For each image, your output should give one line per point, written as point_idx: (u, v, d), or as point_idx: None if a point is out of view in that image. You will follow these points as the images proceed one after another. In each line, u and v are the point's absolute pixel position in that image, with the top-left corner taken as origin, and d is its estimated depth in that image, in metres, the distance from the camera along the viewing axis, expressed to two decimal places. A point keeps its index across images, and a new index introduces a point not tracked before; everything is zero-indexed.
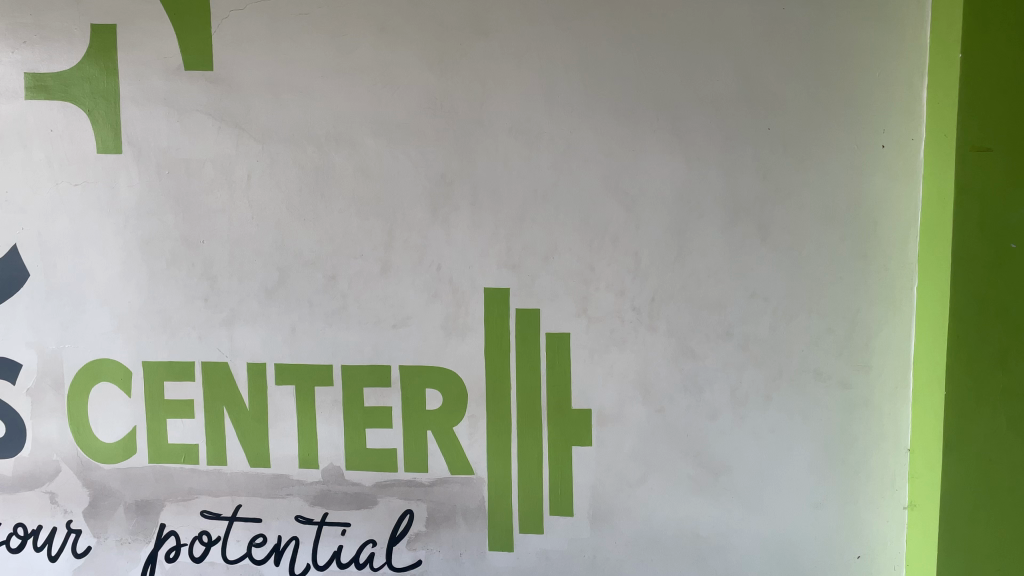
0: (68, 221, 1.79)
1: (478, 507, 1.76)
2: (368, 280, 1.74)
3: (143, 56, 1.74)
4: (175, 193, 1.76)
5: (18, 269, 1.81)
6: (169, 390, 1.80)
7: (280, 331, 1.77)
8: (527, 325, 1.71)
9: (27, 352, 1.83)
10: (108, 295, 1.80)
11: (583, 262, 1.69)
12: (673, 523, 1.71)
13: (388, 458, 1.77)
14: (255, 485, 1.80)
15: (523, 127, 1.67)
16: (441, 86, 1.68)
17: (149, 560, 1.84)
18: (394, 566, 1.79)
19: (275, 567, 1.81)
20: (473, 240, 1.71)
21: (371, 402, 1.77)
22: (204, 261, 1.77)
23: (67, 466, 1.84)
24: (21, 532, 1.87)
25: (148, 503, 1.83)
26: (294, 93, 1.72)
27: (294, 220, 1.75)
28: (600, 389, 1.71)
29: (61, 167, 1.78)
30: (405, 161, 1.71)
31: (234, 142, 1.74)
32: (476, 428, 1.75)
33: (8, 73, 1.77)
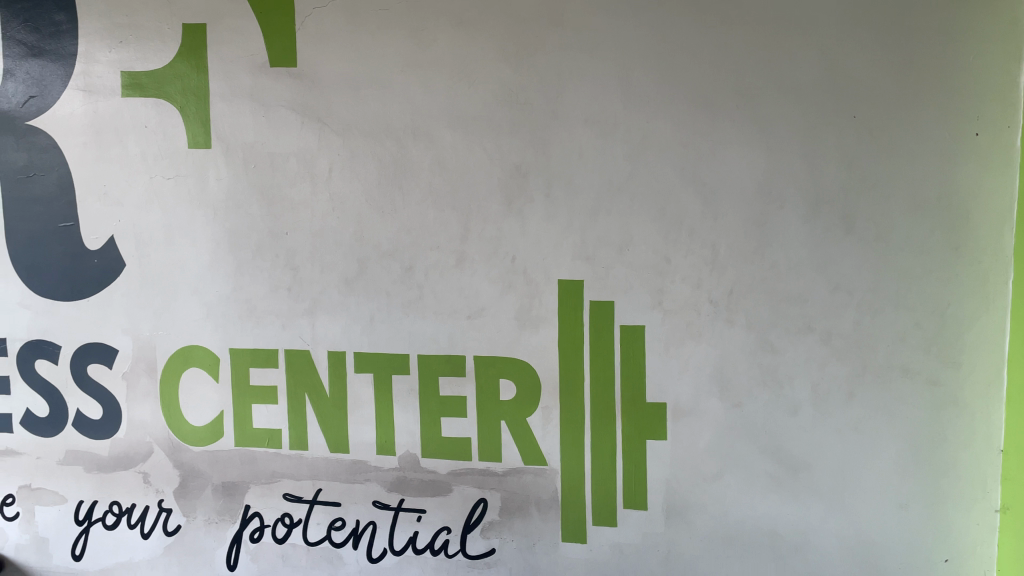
0: (160, 214, 1.87)
1: (552, 498, 1.76)
2: (444, 271, 1.77)
3: (230, 54, 1.80)
4: (261, 186, 1.82)
5: (114, 259, 1.90)
6: (254, 376, 1.87)
7: (360, 320, 1.81)
8: (601, 318, 1.71)
9: (123, 338, 1.92)
10: (197, 285, 1.87)
11: (659, 254, 1.68)
12: (750, 520, 1.69)
13: (463, 447, 1.79)
14: (335, 470, 1.85)
15: (599, 119, 1.66)
16: (518, 79, 1.69)
17: (234, 539, 1.91)
18: (468, 554, 1.81)
19: (353, 550, 1.85)
20: (548, 232, 1.71)
21: (447, 391, 1.79)
22: (288, 252, 1.83)
23: (159, 448, 1.93)
24: (116, 510, 1.97)
25: (233, 484, 1.90)
26: (374, 88, 1.75)
27: (372, 213, 1.78)
28: (675, 382, 1.70)
29: (154, 161, 1.86)
30: (481, 154, 1.72)
31: (316, 136, 1.78)
32: (550, 420, 1.75)
33: (106, 72, 1.86)
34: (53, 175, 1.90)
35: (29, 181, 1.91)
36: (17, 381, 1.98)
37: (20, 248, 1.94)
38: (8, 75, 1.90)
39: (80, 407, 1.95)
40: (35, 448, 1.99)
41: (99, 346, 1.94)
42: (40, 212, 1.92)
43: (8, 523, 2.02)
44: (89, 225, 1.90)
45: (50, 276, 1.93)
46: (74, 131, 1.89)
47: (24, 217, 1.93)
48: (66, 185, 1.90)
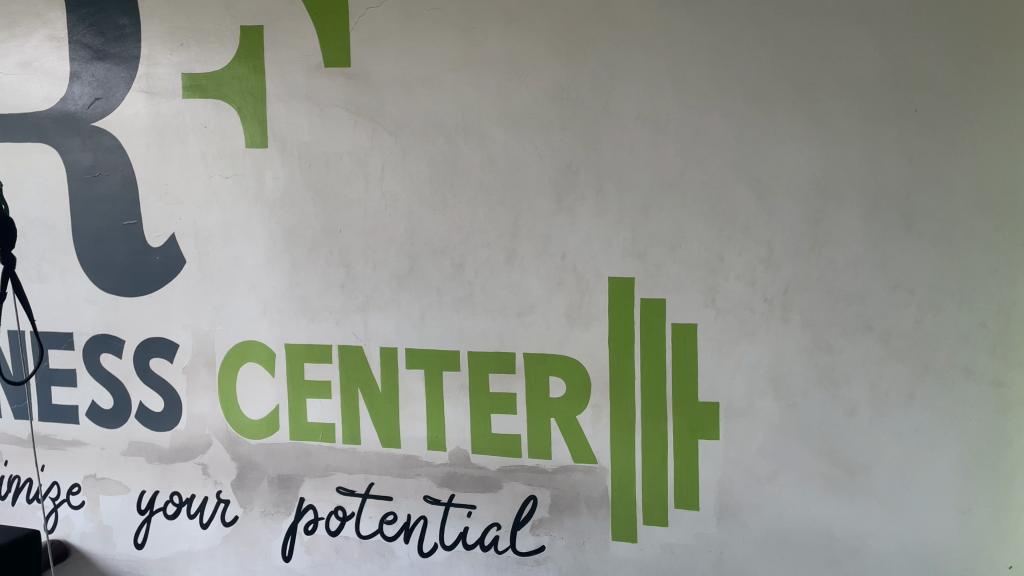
0: (218, 212, 1.91)
1: (602, 497, 1.76)
2: (495, 268, 1.77)
3: (286, 55, 1.83)
4: (315, 184, 1.85)
5: (175, 256, 1.96)
6: (308, 371, 1.90)
7: (411, 317, 1.83)
8: (653, 315, 1.69)
9: (183, 333, 1.98)
10: (254, 281, 1.91)
11: (712, 252, 1.65)
12: (805, 522, 1.66)
13: (513, 444, 1.80)
14: (386, 464, 1.88)
15: (651, 115, 1.65)
16: (569, 75, 1.68)
17: (289, 531, 1.95)
18: (518, 550, 1.81)
19: (405, 544, 1.87)
20: (599, 229, 1.71)
21: (497, 388, 1.80)
22: (341, 249, 1.85)
23: (217, 440, 1.98)
24: (176, 500, 2.02)
25: (288, 477, 1.94)
26: (425, 86, 1.76)
27: (424, 210, 1.80)
28: (728, 381, 1.67)
29: (212, 160, 1.90)
30: (531, 151, 1.72)
31: (369, 135, 1.81)
32: (600, 418, 1.75)
33: (167, 74, 1.91)
34: (118, 175, 1.97)
35: (94, 181, 1.98)
36: (84, 374, 2.05)
37: (86, 246, 2.01)
38: (75, 78, 1.97)
39: (143, 399, 2.02)
40: (100, 438, 2.06)
41: (160, 341, 1.99)
42: (105, 211, 1.98)
43: (75, 512, 2.10)
44: (151, 223, 1.96)
45: (114, 272, 2.00)
46: (137, 132, 1.95)
47: (90, 216, 1.99)
48: (130, 185, 1.96)
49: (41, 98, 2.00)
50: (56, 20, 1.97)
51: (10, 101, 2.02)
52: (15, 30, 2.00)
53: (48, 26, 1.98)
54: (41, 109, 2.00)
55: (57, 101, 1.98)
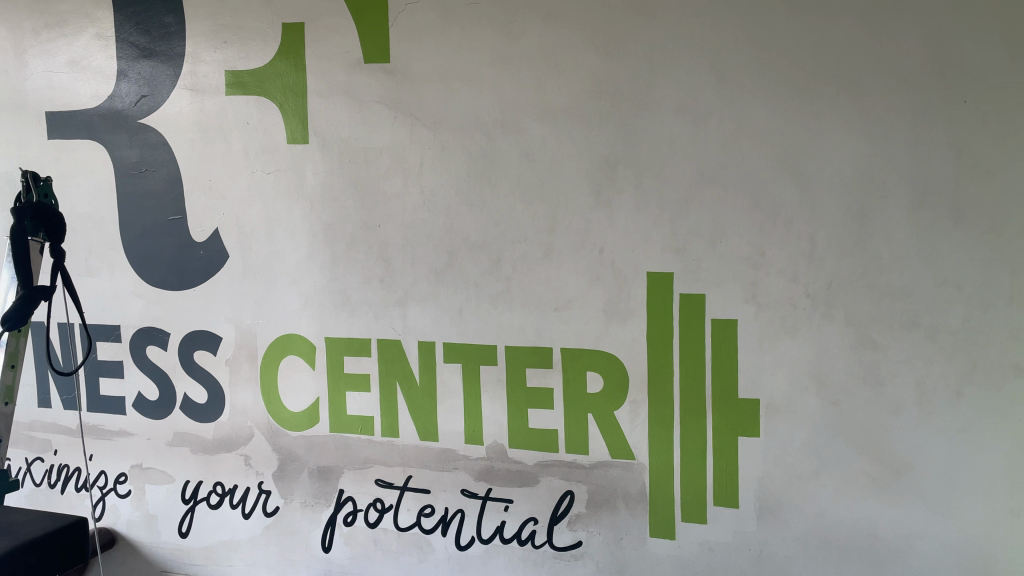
0: (260, 207, 1.94)
1: (640, 493, 1.75)
2: (532, 263, 1.77)
3: (327, 51, 1.85)
4: (355, 180, 1.87)
5: (218, 250, 1.99)
6: (348, 364, 1.92)
7: (449, 312, 1.84)
8: (692, 311, 1.68)
9: (226, 326, 2.01)
10: (295, 276, 1.94)
11: (753, 246, 1.63)
12: (847, 522, 1.63)
13: (550, 439, 1.79)
14: (424, 457, 1.89)
15: (691, 108, 1.63)
16: (608, 69, 1.67)
17: (328, 522, 1.97)
18: (555, 545, 1.81)
19: (442, 537, 1.89)
20: (637, 224, 1.69)
21: (534, 382, 1.80)
22: (380, 244, 1.87)
23: (259, 432, 2.01)
24: (220, 490, 2.06)
25: (328, 469, 1.96)
26: (464, 81, 1.77)
27: (462, 205, 1.80)
28: (769, 378, 1.65)
29: (255, 156, 1.93)
30: (570, 146, 1.72)
31: (408, 130, 1.82)
32: (638, 413, 1.74)
33: (211, 71, 1.94)
34: (163, 171, 2.01)
35: (141, 177, 2.02)
36: (130, 366, 2.10)
37: (133, 240, 2.05)
38: (122, 76, 2.01)
39: (187, 391, 2.06)
40: (146, 429, 2.11)
41: (204, 334, 2.03)
42: (151, 206, 2.02)
43: (122, 500, 2.15)
44: (196, 218, 2.00)
45: (160, 267, 2.04)
46: (182, 128, 1.98)
47: (137, 211, 2.04)
48: (175, 180, 2.00)
49: (90, 96, 2.04)
50: (104, 19, 2.01)
51: (60, 99, 2.07)
52: (64, 29, 2.05)
53: (96, 25, 2.02)
54: (90, 107, 2.04)
55: (105, 98, 2.03)
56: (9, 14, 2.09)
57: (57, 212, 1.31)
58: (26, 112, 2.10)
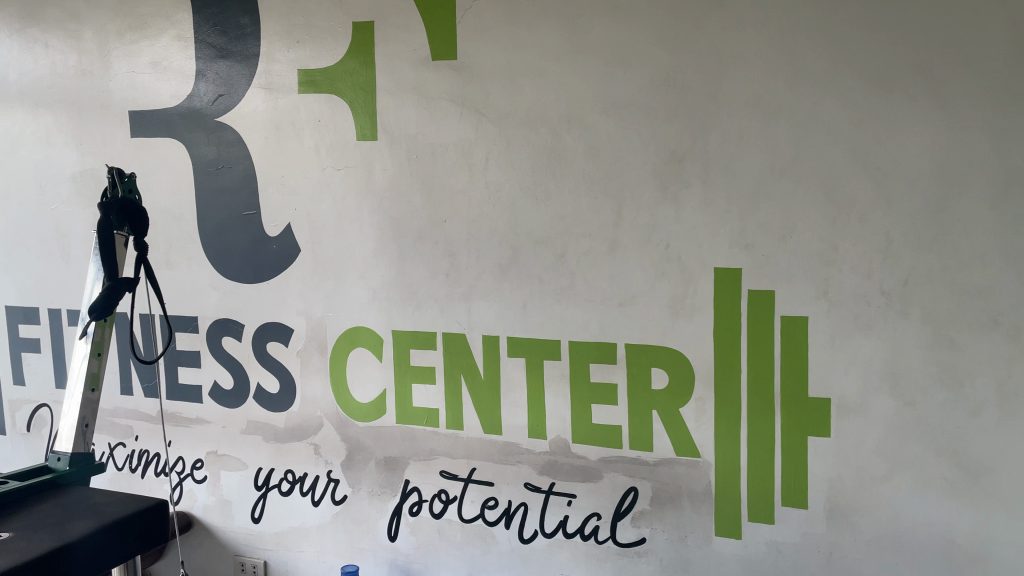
0: (331, 203, 1.99)
1: (705, 491, 1.73)
2: (597, 258, 1.77)
3: (395, 49, 1.88)
4: (422, 175, 1.89)
5: (290, 245, 2.05)
6: (414, 357, 1.95)
7: (514, 306, 1.85)
8: (760, 307, 1.65)
9: (298, 319, 2.07)
10: (364, 269, 1.98)
11: (825, 241, 1.59)
12: (922, 526, 1.58)
13: (614, 434, 1.79)
14: (488, 450, 1.90)
15: (761, 101, 1.60)
16: (675, 62, 1.66)
17: (394, 512, 2.01)
18: (619, 541, 1.80)
19: (506, 530, 1.90)
20: (704, 218, 1.67)
21: (599, 378, 1.79)
22: (446, 239, 1.89)
23: (329, 422, 2.06)
24: (290, 478, 2.12)
25: (395, 459, 2.00)
26: (530, 77, 1.77)
27: (527, 200, 1.81)
28: (841, 377, 1.61)
29: (326, 153, 1.98)
30: (636, 140, 1.70)
31: (474, 126, 1.83)
32: (704, 411, 1.71)
33: (284, 70, 2.00)
34: (239, 168, 2.07)
35: (218, 173, 2.10)
36: (207, 356, 2.18)
37: (210, 235, 2.13)
38: (200, 76, 2.08)
39: (260, 380, 2.13)
40: (222, 417, 2.19)
41: (277, 325, 2.09)
42: (227, 202, 2.10)
43: (198, 485, 2.23)
44: (269, 213, 2.06)
45: (235, 260, 2.11)
46: (256, 126, 2.05)
47: (214, 207, 2.11)
48: (250, 177, 2.07)
49: (170, 96, 2.12)
50: (183, 20, 2.08)
51: (142, 99, 2.15)
52: (146, 31, 2.13)
53: (176, 27, 2.10)
54: (170, 106, 2.13)
55: (184, 98, 2.11)
56: (94, 17, 2.19)
57: (140, 206, 1.36)
58: (111, 112, 2.19)
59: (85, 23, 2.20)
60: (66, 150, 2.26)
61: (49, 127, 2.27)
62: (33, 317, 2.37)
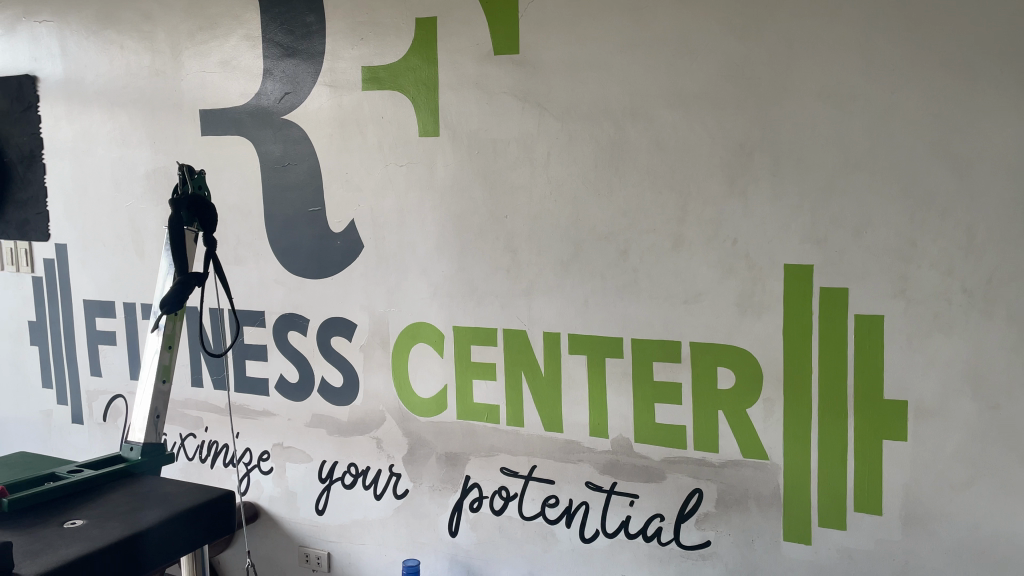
0: (394, 199, 2.00)
1: (773, 494, 1.67)
2: (661, 254, 1.73)
3: (458, 44, 1.88)
4: (483, 170, 1.89)
5: (353, 241, 2.07)
6: (475, 353, 1.95)
7: (576, 303, 1.83)
8: (832, 306, 1.58)
9: (361, 314, 2.09)
10: (425, 265, 1.99)
11: (903, 237, 1.52)
12: (1006, 536, 1.50)
13: (678, 434, 1.75)
14: (549, 448, 1.89)
15: (835, 91, 1.54)
16: (743, 53, 1.61)
17: (455, 507, 2.01)
18: (682, 543, 1.76)
19: (567, 529, 1.88)
20: (774, 213, 1.62)
21: (662, 376, 1.75)
22: (508, 235, 1.88)
23: (391, 416, 2.08)
24: (353, 471, 2.15)
25: (455, 455, 2.00)
26: (593, 70, 1.75)
27: (589, 195, 1.78)
28: (919, 379, 1.54)
29: (389, 150, 1.99)
30: (703, 133, 1.66)
31: (536, 121, 1.82)
32: (772, 412, 1.66)
33: (349, 68, 2.02)
34: (304, 165, 2.10)
35: (284, 170, 2.13)
36: (274, 350, 2.22)
37: (277, 231, 2.16)
38: (268, 75, 2.12)
39: (324, 374, 2.16)
40: (287, 410, 2.22)
41: (341, 320, 2.12)
42: (293, 199, 2.13)
43: (265, 477, 2.28)
44: (333, 210, 2.08)
45: (301, 256, 2.14)
46: (322, 124, 2.07)
47: (280, 203, 2.15)
48: (315, 173, 2.09)
49: (238, 94, 2.17)
50: (251, 20, 2.12)
51: (213, 98, 2.20)
52: (216, 31, 2.18)
53: (244, 27, 2.14)
54: (238, 105, 2.17)
55: (252, 96, 2.15)
56: (166, 18, 2.25)
57: (210, 203, 1.39)
58: (182, 111, 2.25)
59: (158, 25, 2.26)
60: (140, 149, 2.33)
61: (124, 127, 2.35)
62: (109, 311, 2.46)
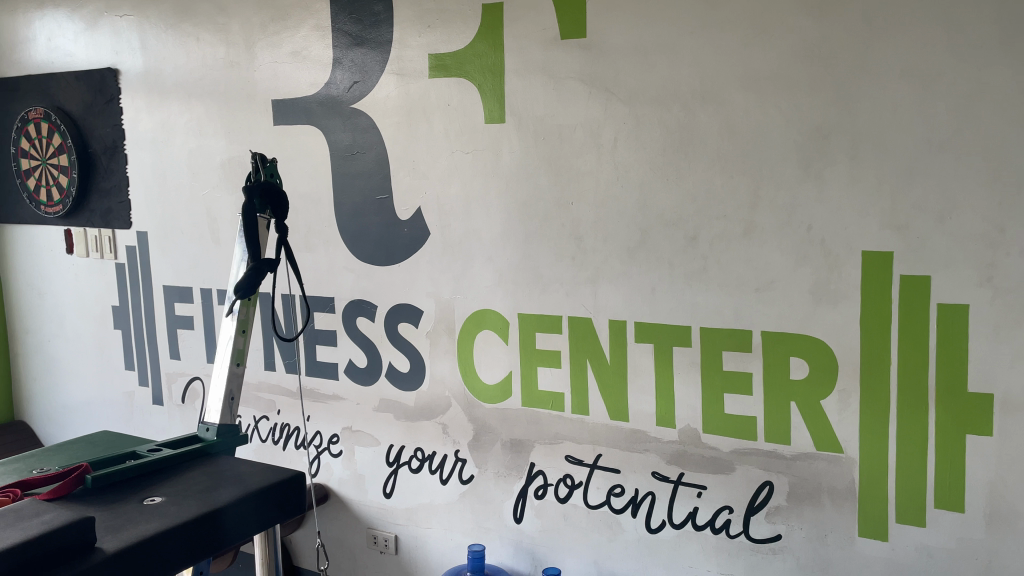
0: (459, 186, 2.01)
1: (848, 489, 1.62)
2: (731, 241, 1.69)
3: (524, 30, 1.87)
4: (549, 157, 1.87)
5: (419, 228, 2.09)
6: (540, 340, 1.94)
7: (642, 290, 1.80)
8: (913, 294, 1.52)
9: (427, 301, 2.10)
10: (491, 252, 1.99)
11: (990, 222, 1.45)
12: None
13: (748, 426, 1.71)
14: (615, 437, 1.87)
15: (918, 70, 1.47)
16: (819, 31, 1.55)
17: (520, 494, 2.01)
18: (752, 537, 1.73)
19: (633, 519, 1.86)
20: (851, 198, 1.56)
21: (732, 366, 1.71)
22: (573, 222, 1.87)
23: (456, 402, 2.09)
24: (420, 455, 2.17)
25: (520, 442, 2.00)
26: (662, 53, 1.71)
27: (657, 181, 1.75)
28: (1006, 371, 1.46)
29: (455, 137, 2.00)
30: (776, 116, 1.61)
31: (603, 106, 1.79)
32: (847, 404, 1.61)
33: (416, 56, 2.03)
34: (372, 153, 2.13)
35: (353, 158, 2.16)
36: (343, 335, 2.26)
37: (346, 219, 2.20)
38: (337, 64, 2.15)
39: (392, 360, 2.19)
40: (356, 394, 2.27)
41: (408, 307, 2.14)
42: (361, 187, 2.16)
43: (335, 459, 2.33)
44: (401, 198, 2.10)
45: (369, 243, 2.17)
46: (389, 112, 2.09)
47: (349, 191, 2.18)
48: (383, 162, 2.12)
49: (309, 84, 2.20)
50: (321, 10, 2.15)
51: (285, 88, 2.25)
52: (287, 22, 2.22)
53: (314, 17, 2.17)
54: (309, 94, 2.21)
55: (322, 86, 2.18)
56: (241, 10, 2.30)
57: (281, 190, 1.41)
58: (255, 101, 2.31)
59: (232, 17, 2.32)
60: (216, 139, 2.40)
61: (201, 118, 2.42)
62: (187, 296, 2.55)
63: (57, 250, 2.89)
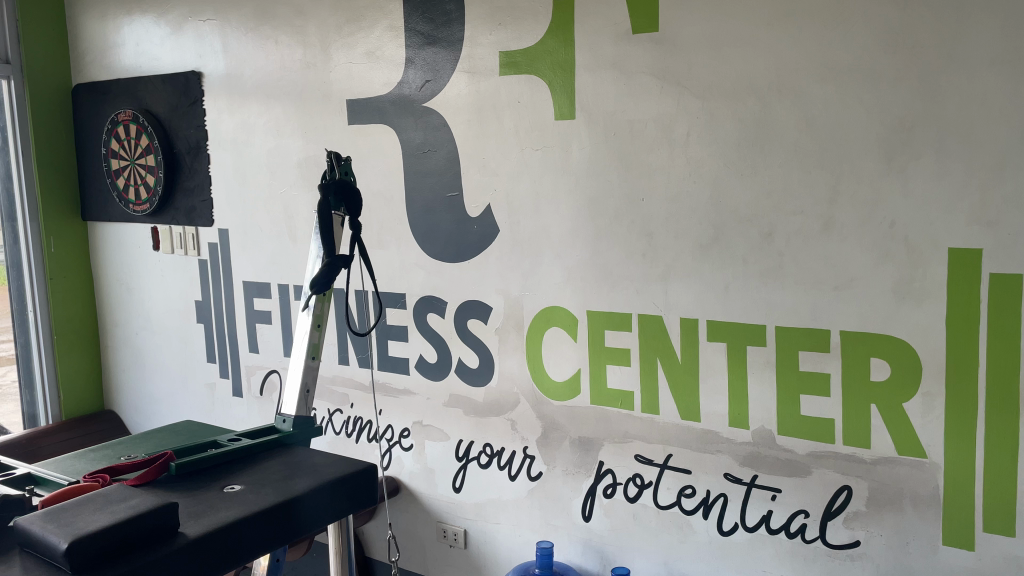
0: (529, 183, 2.01)
1: (932, 495, 1.55)
2: (808, 238, 1.64)
3: (596, 25, 1.85)
4: (620, 153, 1.86)
5: (489, 225, 2.10)
6: (609, 338, 1.93)
7: (714, 288, 1.77)
8: (1005, 293, 1.44)
9: (496, 297, 2.12)
10: (560, 250, 1.99)
11: None
12: None
13: (825, 428, 1.66)
14: (686, 437, 1.84)
15: (1013, 58, 1.40)
16: (905, 19, 1.49)
17: (589, 492, 2.01)
18: (829, 542, 1.67)
19: (704, 520, 1.83)
20: (937, 192, 1.49)
21: (809, 367, 1.66)
22: (644, 218, 1.85)
23: (525, 399, 2.10)
24: (489, 451, 2.19)
25: (589, 440, 1.99)
26: (738, 45, 1.67)
27: (731, 176, 1.71)
28: None
29: (525, 134, 2.00)
30: (857, 107, 1.55)
31: (676, 100, 1.76)
32: (932, 408, 1.54)
33: (487, 53, 2.04)
34: (443, 151, 2.15)
35: (425, 156, 2.19)
36: (413, 331, 2.29)
37: (417, 216, 2.23)
38: (410, 63, 2.18)
39: (462, 356, 2.20)
40: (426, 389, 2.30)
41: (477, 303, 2.16)
42: (432, 184, 2.18)
43: (405, 453, 2.37)
44: (471, 195, 2.12)
45: (439, 240, 2.20)
46: (460, 109, 2.11)
47: (420, 188, 2.21)
48: (454, 159, 2.13)
49: (382, 83, 2.24)
50: (395, 10, 2.18)
51: (359, 88, 2.29)
52: (362, 23, 2.26)
53: (388, 17, 2.20)
54: (381, 93, 2.24)
55: (395, 85, 2.21)
56: (317, 13, 2.36)
57: (355, 187, 1.44)
58: (331, 101, 2.36)
59: (310, 19, 2.37)
60: (293, 138, 2.47)
61: (279, 118, 2.49)
62: (265, 291, 2.63)
63: (144, 247, 3.02)
